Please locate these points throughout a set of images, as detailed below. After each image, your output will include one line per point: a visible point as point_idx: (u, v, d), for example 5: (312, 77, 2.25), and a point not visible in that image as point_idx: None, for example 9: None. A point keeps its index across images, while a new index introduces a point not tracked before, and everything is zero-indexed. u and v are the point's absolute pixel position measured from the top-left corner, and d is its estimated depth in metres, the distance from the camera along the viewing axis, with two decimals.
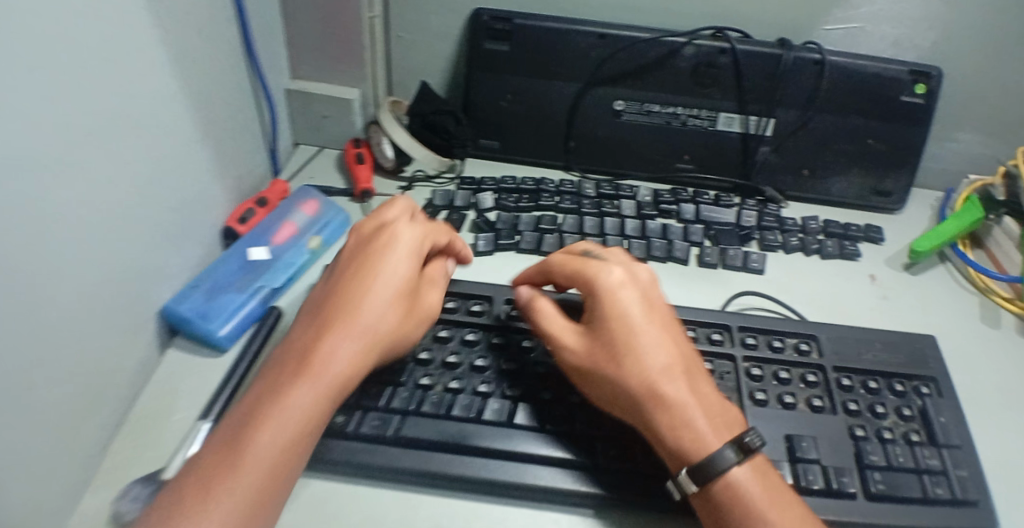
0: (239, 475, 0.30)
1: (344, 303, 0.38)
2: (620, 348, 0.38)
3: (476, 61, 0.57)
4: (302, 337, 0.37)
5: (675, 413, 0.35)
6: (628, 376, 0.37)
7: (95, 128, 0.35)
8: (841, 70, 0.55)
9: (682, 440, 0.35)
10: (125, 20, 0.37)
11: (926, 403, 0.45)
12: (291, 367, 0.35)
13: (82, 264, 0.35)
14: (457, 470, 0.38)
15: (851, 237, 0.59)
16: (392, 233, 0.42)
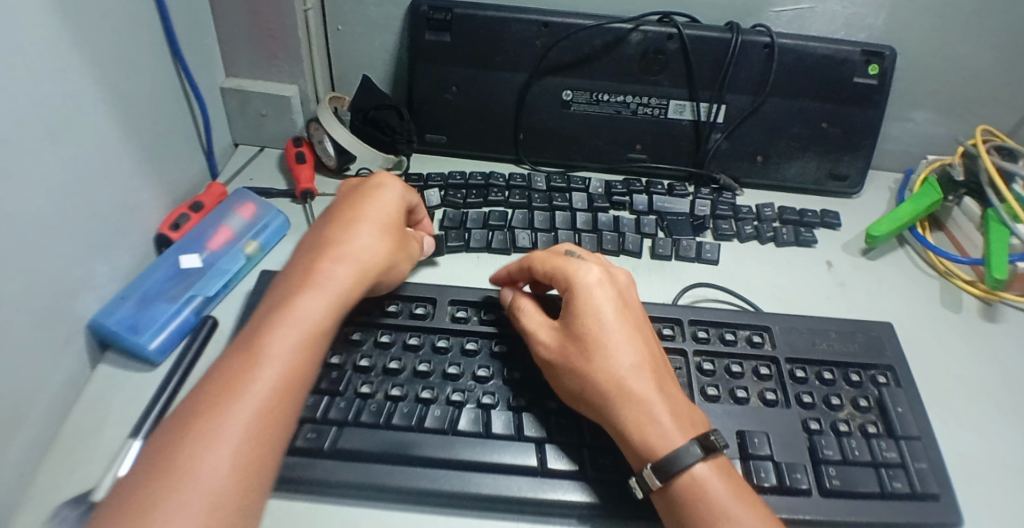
0: (193, 474, 0.28)
1: (312, 284, 0.38)
2: (587, 348, 0.38)
3: (418, 54, 0.55)
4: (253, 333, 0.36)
5: (642, 412, 0.35)
6: (595, 376, 0.37)
7: (5, 141, 0.33)
8: (792, 53, 0.54)
9: (649, 439, 0.35)
10: (31, 20, 0.34)
11: (883, 393, 0.45)
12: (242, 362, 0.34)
13: None
14: (397, 481, 0.37)
15: (808, 223, 0.58)
16: (363, 211, 0.43)
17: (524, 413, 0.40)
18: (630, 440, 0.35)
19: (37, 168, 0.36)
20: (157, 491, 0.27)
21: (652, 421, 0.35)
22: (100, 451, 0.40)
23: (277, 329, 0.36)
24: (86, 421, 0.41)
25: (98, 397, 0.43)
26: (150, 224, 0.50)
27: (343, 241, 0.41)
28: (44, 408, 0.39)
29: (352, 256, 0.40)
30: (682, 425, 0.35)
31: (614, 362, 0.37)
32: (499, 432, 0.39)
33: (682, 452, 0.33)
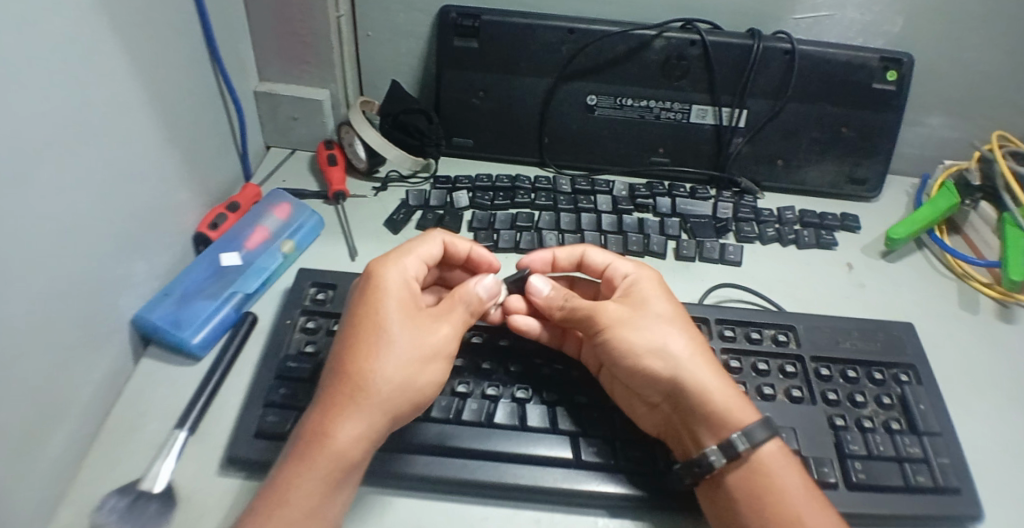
0: None
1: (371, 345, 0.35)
2: (655, 322, 0.40)
3: (446, 59, 0.56)
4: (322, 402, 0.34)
5: (709, 385, 0.38)
6: (665, 348, 0.39)
7: (54, 140, 0.35)
8: (811, 59, 0.55)
9: (716, 407, 0.37)
10: (83, 25, 0.36)
11: (905, 391, 0.46)
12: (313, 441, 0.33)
13: (45, 274, 0.35)
14: (437, 471, 0.38)
15: (828, 226, 0.59)
16: (388, 305, 0.36)
17: (557, 407, 0.41)
18: (702, 407, 0.37)
19: (83, 166, 0.38)
20: None
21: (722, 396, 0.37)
22: (145, 443, 0.41)
23: (314, 450, 0.32)
24: (130, 413, 0.43)
25: (141, 390, 0.44)
26: (188, 224, 0.51)
27: (363, 352, 0.35)
28: (88, 400, 0.41)
29: (379, 380, 0.34)
30: (741, 409, 0.38)
31: (680, 338, 0.40)
32: (534, 425, 0.40)
33: (751, 428, 0.36)
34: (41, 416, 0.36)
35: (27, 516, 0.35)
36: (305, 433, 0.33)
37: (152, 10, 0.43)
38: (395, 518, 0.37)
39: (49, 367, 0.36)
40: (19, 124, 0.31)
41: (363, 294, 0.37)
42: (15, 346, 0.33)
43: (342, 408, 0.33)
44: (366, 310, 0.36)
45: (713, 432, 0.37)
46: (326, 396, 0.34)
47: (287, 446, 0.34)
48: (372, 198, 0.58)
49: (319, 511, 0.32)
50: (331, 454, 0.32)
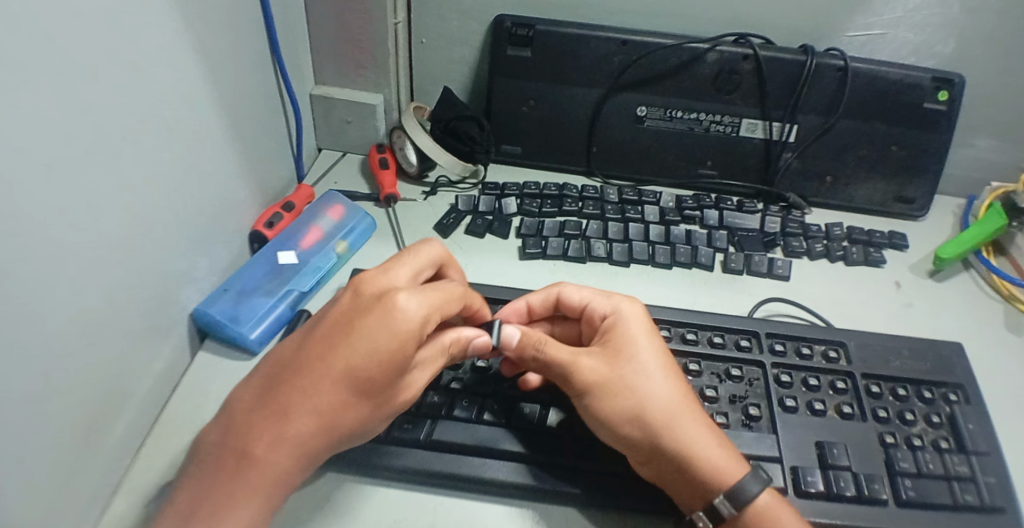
0: None
1: (335, 374, 0.33)
2: (632, 379, 0.39)
3: (499, 67, 0.57)
4: (270, 410, 0.33)
5: (695, 434, 0.38)
6: (649, 412, 0.38)
7: (128, 135, 0.36)
8: (864, 77, 0.56)
9: (708, 461, 0.37)
10: (157, 24, 0.37)
11: (954, 410, 0.45)
12: (250, 450, 0.32)
13: (113, 263, 0.36)
14: (490, 472, 0.39)
15: (876, 244, 0.59)
16: (363, 350, 0.33)
17: None
18: (689, 465, 0.37)
19: (148, 161, 0.38)
20: None
21: (706, 455, 0.37)
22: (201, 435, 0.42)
23: (249, 463, 0.32)
24: (187, 405, 0.44)
25: (197, 384, 0.45)
26: (244, 222, 0.52)
27: (325, 396, 0.33)
28: (146, 390, 0.41)
29: (338, 418, 0.33)
30: (731, 461, 0.37)
31: (667, 392, 0.39)
32: (585, 433, 0.41)
33: (739, 487, 0.36)
34: (103, 403, 0.37)
35: (85, 500, 0.36)
36: (241, 460, 0.32)
37: (219, 12, 0.44)
38: (448, 516, 0.39)
39: (111, 357, 0.37)
40: (95, 117, 0.33)
41: (345, 323, 0.33)
42: (81, 332, 0.34)
43: (295, 440, 0.33)
44: (347, 350, 0.33)
45: (695, 497, 0.37)
46: (272, 439, 0.32)
47: (206, 471, 0.32)
48: (422, 202, 0.58)
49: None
50: (264, 472, 0.32)
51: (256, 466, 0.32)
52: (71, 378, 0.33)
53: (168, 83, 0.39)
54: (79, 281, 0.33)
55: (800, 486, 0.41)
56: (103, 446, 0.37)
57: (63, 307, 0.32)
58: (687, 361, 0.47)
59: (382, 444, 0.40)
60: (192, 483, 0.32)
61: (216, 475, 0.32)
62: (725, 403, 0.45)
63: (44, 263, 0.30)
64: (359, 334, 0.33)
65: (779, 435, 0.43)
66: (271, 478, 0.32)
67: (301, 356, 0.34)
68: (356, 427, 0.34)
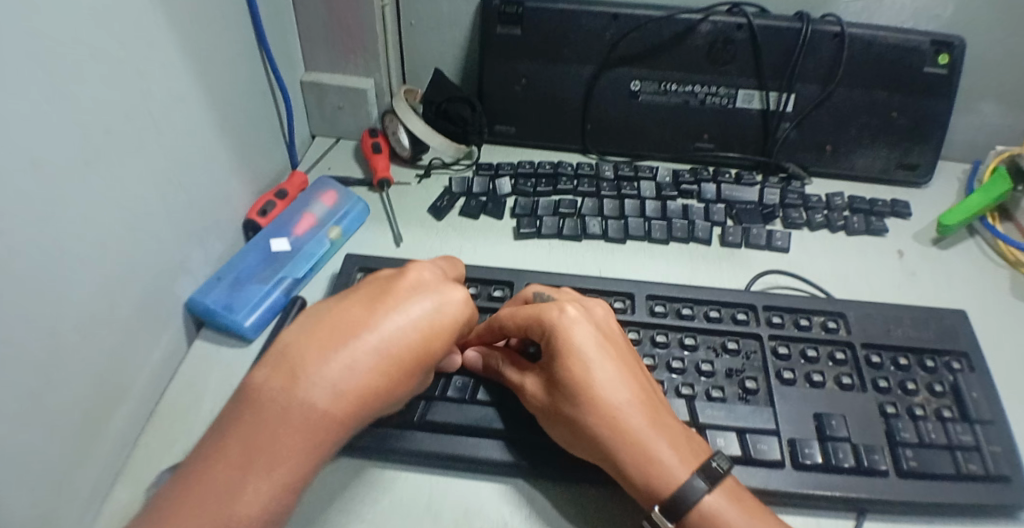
0: None
1: (389, 344, 0.31)
2: (568, 405, 0.36)
3: (490, 47, 0.56)
4: (306, 372, 0.30)
5: (648, 436, 0.35)
6: (587, 419, 0.36)
7: (115, 129, 0.36)
8: (862, 43, 0.54)
9: (657, 462, 0.35)
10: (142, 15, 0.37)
11: (957, 379, 0.45)
12: (282, 417, 0.29)
13: (107, 256, 0.36)
14: (485, 452, 0.40)
15: (878, 213, 0.58)
16: (418, 324, 0.33)
17: None
18: (639, 474, 0.35)
19: (137, 153, 0.38)
20: None
21: (659, 459, 0.35)
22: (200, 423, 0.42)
23: (287, 428, 0.29)
24: (184, 394, 0.44)
25: (194, 373, 0.45)
26: (238, 211, 0.52)
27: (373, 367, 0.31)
28: (144, 382, 0.42)
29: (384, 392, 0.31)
30: (691, 453, 0.36)
31: (617, 396, 0.36)
32: None
33: (679, 499, 0.34)
34: (100, 395, 0.37)
35: (85, 490, 0.36)
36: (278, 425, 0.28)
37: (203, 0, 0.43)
38: (443, 496, 0.39)
39: (107, 349, 0.37)
40: (82, 110, 0.32)
41: (406, 298, 0.34)
42: (74, 327, 0.33)
43: (331, 414, 0.30)
44: (410, 323, 0.32)
45: (645, 502, 0.35)
46: (313, 406, 0.29)
47: (228, 436, 0.28)
48: (417, 185, 0.58)
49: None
50: (300, 439, 0.29)
51: (294, 435, 0.29)
52: (66, 371, 0.33)
53: (155, 73, 0.39)
54: (71, 275, 0.33)
55: (798, 459, 0.40)
56: (102, 438, 0.37)
57: (56, 301, 0.32)
58: (683, 336, 0.46)
59: (376, 426, 0.40)
60: (208, 452, 0.28)
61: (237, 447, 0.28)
62: (722, 377, 0.45)
63: (34, 257, 0.30)
64: (427, 307, 0.33)
65: (778, 408, 0.43)
66: (296, 453, 0.29)
67: (352, 318, 0.32)
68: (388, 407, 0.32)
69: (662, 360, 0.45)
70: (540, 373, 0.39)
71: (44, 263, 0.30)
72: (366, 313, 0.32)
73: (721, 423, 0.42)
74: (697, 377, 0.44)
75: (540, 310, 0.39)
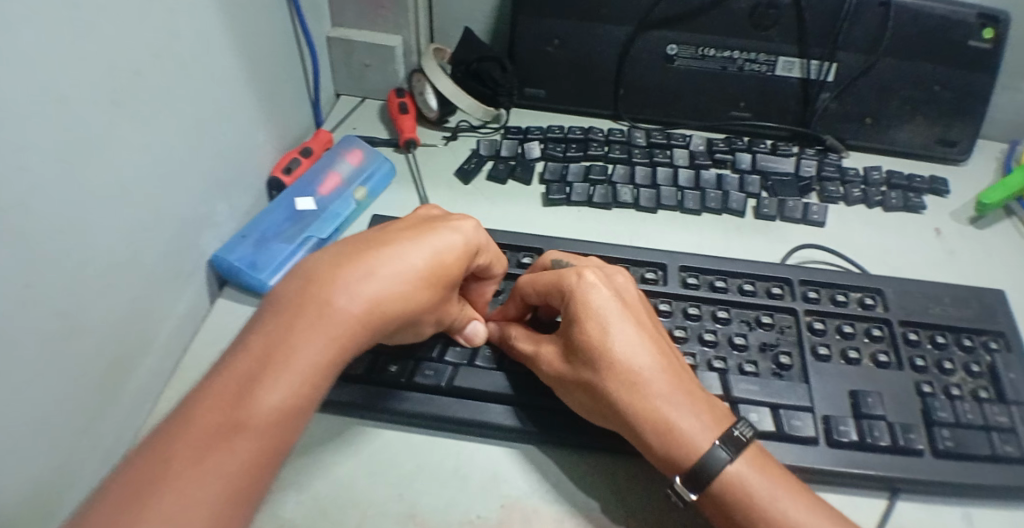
0: (196, 430, 0.25)
1: (405, 259, 0.33)
2: (585, 369, 0.36)
3: (522, 5, 0.54)
4: (320, 280, 0.31)
5: (669, 402, 0.34)
6: (607, 383, 0.35)
7: (143, 72, 0.34)
8: (907, 12, 0.53)
9: (678, 425, 0.33)
10: None
11: (995, 359, 0.45)
12: (296, 319, 0.29)
13: (134, 205, 0.35)
14: (511, 420, 0.39)
15: (916, 189, 0.56)
16: (436, 243, 0.34)
17: None
18: (658, 439, 0.34)
19: (163, 99, 0.37)
20: (176, 445, 0.25)
21: (679, 426, 0.33)
22: None
23: (306, 326, 0.29)
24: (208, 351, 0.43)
25: (217, 331, 0.45)
26: (263, 166, 0.51)
27: (392, 278, 0.32)
28: (167, 337, 0.41)
29: (399, 304, 0.32)
30: (714, 415, 0.34)
31: (636, 358, 0.35)
32: None
33: (702, 467, 0.32)
34: (124, 345, 0.36)
35: (109, 439, 0.35)
36: (295, 325, 0.29)
37: None
38: (470, 462, 0.38)
39: (132, 301, 0.36)
40: (110, 47, 0.31)
41: (427, 224, 0.36)
42: (100, 274, 0.33)
43: (346, 321, 0.30)
44: (429, 243, 0.34)
45: (667, 468, 0.34)
46: (333, 306, 0.30)
47: (256, 333, 0.29)
48: (442, 147, 0.56)
49: (185, 444, 0.25)
50: (319, 339, 0.29)
51: (313, 335, 0.29)
52: (91, 317, 0.32)
53: (182, 16, 0.37)
54: (99, 221, 0.32)
55: (833, 436, 0.40)
56: (124, 390, 0.37)
57: (81, 246, 0.31)
58: (717, 308, 0.45)
59: (402, 390, 0.40)
60: (238, 348, 0.29)
61: (255, 346, 0.29)
62: (756, 351, 0.44)
63: (59, 197, 0.29)
64: (439, 227, 0.35)
65: (813, 384, 0.42)
66: (314, 357, 0.29)
67: (379, 238, 0.34)
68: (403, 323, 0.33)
69: (695, 332, 0.44)
70: (558, 339, 0.38)
71: (67, 208, 0.29)
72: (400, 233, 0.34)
73: (755, 398, 0.41)
74: (731, 350, 0.44)
75: (563, 276, 0.38)
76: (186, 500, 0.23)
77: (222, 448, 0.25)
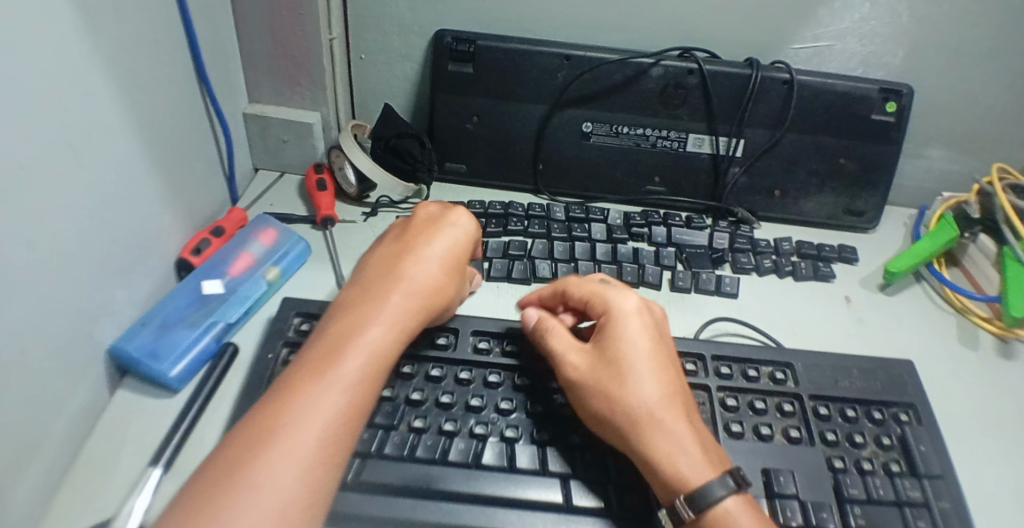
0: (285, 423, 0.30)
1: (415, 258, 0.42)
2: (614, 373, 0.38)
3: (441, 84, 0.56)
4: (361, 289, 0.40)
5: (677, 430, 0.35)
6: (628, 398, 0.37)
7: (36, 163, 0.32)
8: (810, 90, 0.55)
9: (682, 457, 0.34)
10: (76, 42, 0.34)
11: (905, 431, 0.44)
12: (364, 312, 0.38)
13: (26, 301, 0.33)
14: (420, 516, 0.36)
15: (825, 258, 0.58)
16: (432, 242, 0.44)
17: (548, 447, 0.40)
18: (662, 460, 0.35)
19: (68, 187, 0.36)
20: (256, 440, 0.29)
21: (681, 456, 0.34)
22: (117, 480, 0.38)
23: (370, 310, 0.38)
24: (105, 448, 0.40)
25: (118, 424, 0.41)
26: (171, 248, 0.50)
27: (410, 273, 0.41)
28: (60, 436, 0.38)
29: (412, 284, 0.40)
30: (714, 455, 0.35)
31: (650, 383, 0.37)
32: (524, 467, 0.39)
33: (710, 485, 0.33)
34: (8, 452, 0.33)
35: None
36: (374, 310, 0.38)
37: (147, 31, 0.42)
38: None
39: (26, 399, 0.34)
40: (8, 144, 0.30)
41: (424, 227, 0.45)
42: None
43: (396, 306, 0.39)
44: (429, 263, 0.42)
45: (664, 491, 0.35)
46: (376, 307, 0.38)
47: (320, 331, 0.37)
48: (362, 224, 0.57)
49: (260, 409, 0.32)
50: (360, 326, 0.37)
51: (380, 321, 0.37)
52: None
53: (88, 104, 0.36)
54: None
55: None
56: (13, 501, 0.33)
57: None
58: None
59: None
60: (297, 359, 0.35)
61: (327, 338, 0.36)
62: None
63: None
64: (432, 227, 0.45)
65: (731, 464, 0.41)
66: (384, 336, 0.37)
67: (397, 248, 0.44)
68: (433, 304, 0.41)
69: None
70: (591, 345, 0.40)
71: None
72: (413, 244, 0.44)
73: None
74: None
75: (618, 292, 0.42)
76: (269, 452, 0.29)
77: (284, 409, 0.31)
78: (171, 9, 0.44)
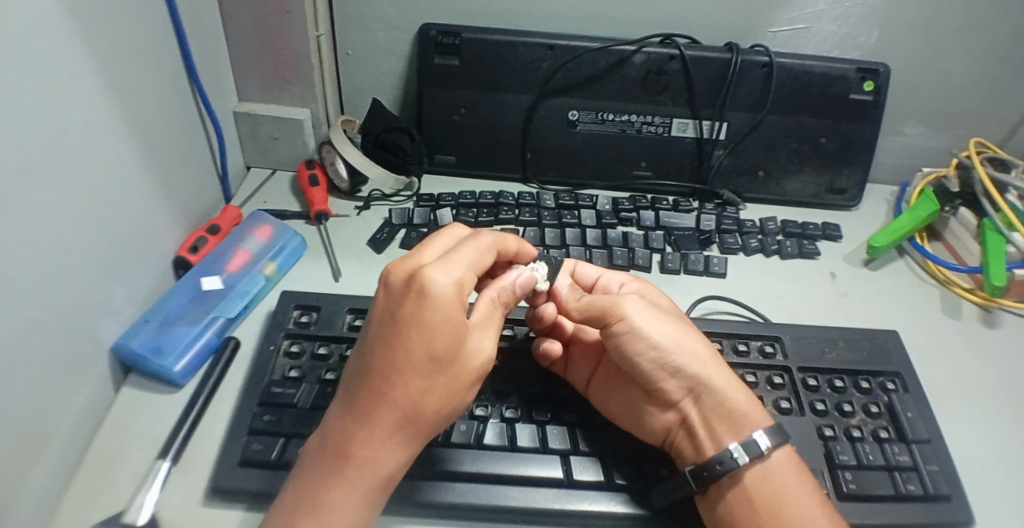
0: None
1: (416, 341, 0.31)
2: (670, 322, 0.40)
3: (428, 78, 0.57)
4: (355, 381, 0.32)
5: (727, 385, 0.39)
6: (689, 342, 0.40)
7: (32, 167, 0.33)
8: (789, 72, 0.56)
9: (733, 404, 0.38)
10: (67, 45, 0.35)
11: (892, 399, 0.45)
12: (362, 422, 0.31)
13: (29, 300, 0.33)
14: (423, 495, 0.37)
15: (809, 236, 0.60)
16: (437, 312, 0.31)
17: (546, 426, 0.41)
18: (727, 403, 0.38)
19: (63, 192, 0.36)
20: None
21: (738, 394, 0.39)
22: (124, 474, 0.39)
23: (368, 421, 0.31)
24: (111, 444, 0.41)
25: (122, 420, 0.42)
26: (168, 247, 0.50)
27: (412, 368, 0.31)
28: (66, 434, 0.38)
29: (413, 384, 0.31)
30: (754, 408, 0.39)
31: (696, 343, 0.40)
32: (523, 446, 0.39)
33: (770, 427, 0.37)
34: (16, 450, 0.34)
35: None
36: (370, 424, 0.31)
37: (134, 34, 0.42)
38: None
39: (30, 400, 0.34)
40: (9, 148, 0.31)
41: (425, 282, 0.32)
42: None
43: (396, 419, 0.31)
44: (436, 351, 0.31)
45: (731, 428, 0.38)
46: (457, 334, 0.32)
47: (380, 349, 0.32)
48: (355, 217, 0.58)
49: (337, 440, 0.32)
50: (361, 441, 0.31)
51: (380, 434, 0.31)
52: None
53: (80, 108, 0.37)
54: None
55: None
56: (20, 499, 0.34)
57: None
58: None
59: None
60: (301, 471, 0.32)
61: (329, 449, 0.32)
62: None
63: None
64: (434, 286, 0.32)
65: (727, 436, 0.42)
66: (389, 452, 0.32)
67: (391, 315, 0.32)
68: (446, 398, 0.32)
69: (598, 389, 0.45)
70: None
71: None
72: (474, 256, 0.35)
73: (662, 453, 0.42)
74: None
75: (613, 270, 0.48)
76: (364, 497, 0.31)
77: (373, 454, 0.31)
78: (160, 11, 0.45)
